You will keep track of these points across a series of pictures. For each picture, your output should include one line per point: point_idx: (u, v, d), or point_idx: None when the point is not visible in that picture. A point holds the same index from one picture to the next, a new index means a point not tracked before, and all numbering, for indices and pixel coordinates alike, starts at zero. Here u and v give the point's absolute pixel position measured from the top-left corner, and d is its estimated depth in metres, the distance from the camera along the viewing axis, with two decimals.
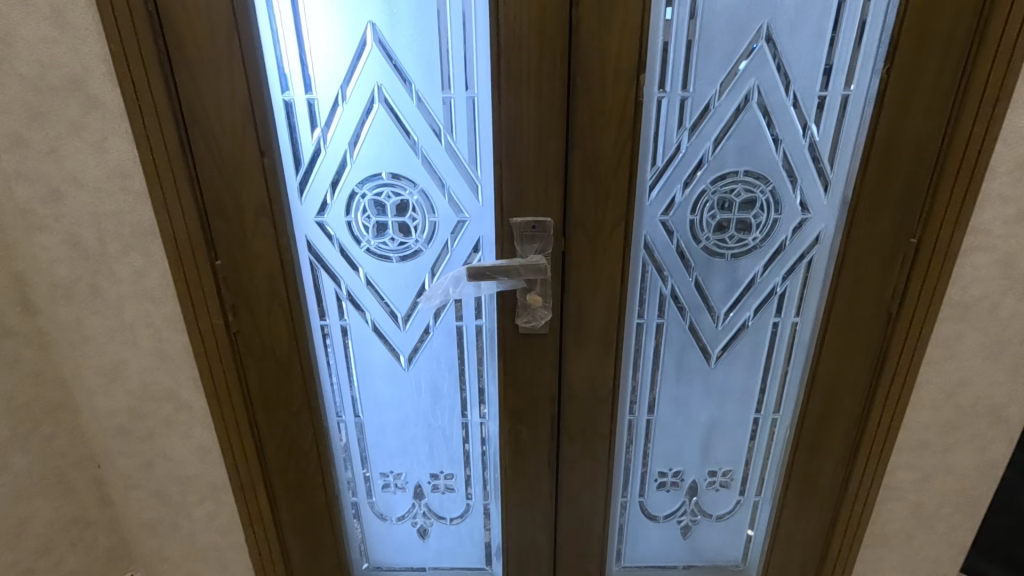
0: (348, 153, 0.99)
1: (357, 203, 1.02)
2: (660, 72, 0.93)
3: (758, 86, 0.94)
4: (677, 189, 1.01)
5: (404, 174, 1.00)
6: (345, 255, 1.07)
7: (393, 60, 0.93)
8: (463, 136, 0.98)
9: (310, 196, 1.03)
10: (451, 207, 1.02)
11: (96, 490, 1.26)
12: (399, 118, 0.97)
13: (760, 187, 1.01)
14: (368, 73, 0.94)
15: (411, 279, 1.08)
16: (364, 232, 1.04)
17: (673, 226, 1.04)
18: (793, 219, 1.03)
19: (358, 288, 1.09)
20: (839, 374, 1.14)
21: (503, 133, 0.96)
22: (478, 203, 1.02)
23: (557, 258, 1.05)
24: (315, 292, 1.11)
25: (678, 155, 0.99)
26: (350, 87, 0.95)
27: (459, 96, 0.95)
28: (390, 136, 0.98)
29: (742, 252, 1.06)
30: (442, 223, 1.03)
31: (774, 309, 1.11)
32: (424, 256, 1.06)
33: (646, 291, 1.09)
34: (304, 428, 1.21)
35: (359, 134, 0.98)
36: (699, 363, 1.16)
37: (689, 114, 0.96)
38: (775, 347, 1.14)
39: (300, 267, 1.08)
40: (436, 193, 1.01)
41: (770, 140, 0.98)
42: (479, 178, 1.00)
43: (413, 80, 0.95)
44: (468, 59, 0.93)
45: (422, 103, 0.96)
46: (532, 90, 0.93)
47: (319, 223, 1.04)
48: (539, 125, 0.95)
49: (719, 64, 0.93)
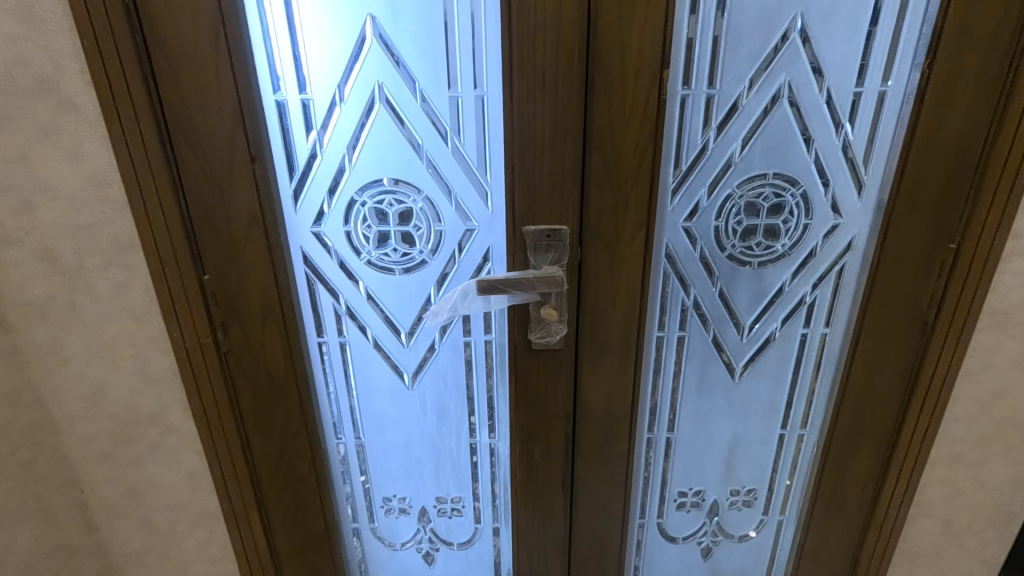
0: (345, 158, 0.91)
1: (356, 212, 0.95)
2: (685, 68, 0.86)
3: (790, 81, 0.87)
4: (702, 194, 0.94)
5: (407, 180, 0.92)
6: (344, 268, 0.99)
7: (395, 56, 0.86)
8: (471, 138, 0.90)
9: (305, 204, 0.95)
10: (458, 215, 0.94)
11: (81, 516, 1.17)
12: (402, 119, 0.89)
13: (790, 190, 0.94)
14: (367, 71, 0.86)
15: (416, 293, 1.00)
16: (364, 243, 0.97)
17: (697, 232, 0.97)
18: (824, 224, 0.97)
19: (358, 303, 1.01)
20: (871, 387, 1.08)
21: (514, 136, 0.88)
22: (488, 211, 0.94)
23: (573, 268, 0.97)
24: (312, 307, 1.03)
25: (702, 158, 0.92)
26: (348, 87, 0.87)
27: (467, 95, 0.88)
28: (391, 139, 0.90)
29: (770, 259, 0.99)
30: (448, 233, 0.96)
31: (803, 320, 1.04)
32: (430, 268, 0.98)
33: (667, 302, 1.02)
34: (301, 452, 1.13)
35: (358, 137, 0.90)
36: (722, 378, 1.09)
37: (715, 112, 0.89)
38: (803, 359, 1.08)
39: (295, 280, 1.00)
40: (442, 201, 0.93)
41: (801, 140, 0.91)
42: (489, 183, 0.93)
43: (417, 78, 0.87)
44: (476, 55, 0.86)
45: (426, 103, 0.88)
46: (546, 87, 0.86)
47: (315, 233, 0.97)
48: (553, 126, 0.88)
49: (748, 59, 0.86)
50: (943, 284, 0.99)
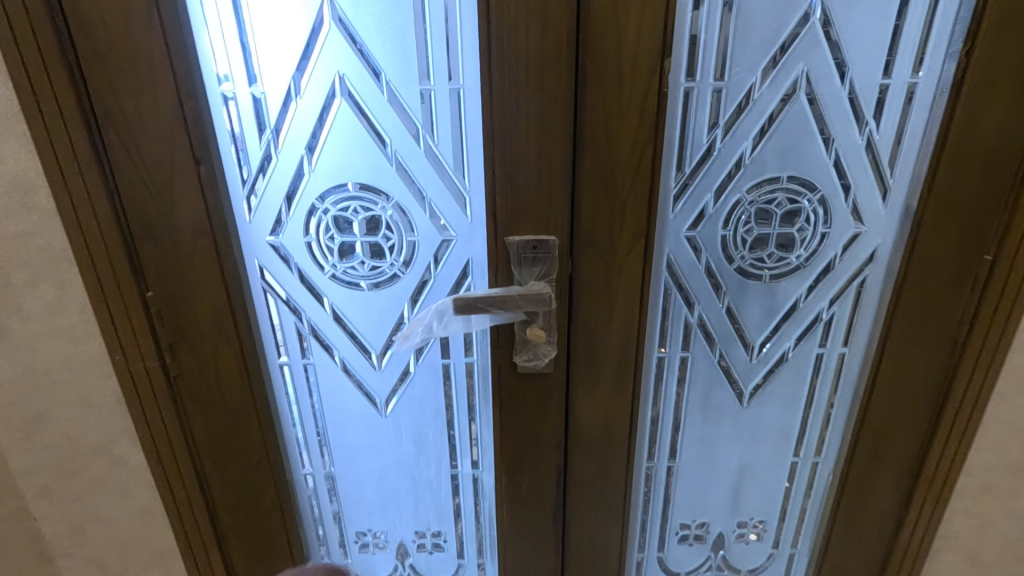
0: (304, 160, 0.80)
1: (319, 220, 0.84)
2: (689, 58, 0.76)
3: (807, 72, 0.77)
4: (708, 200, 0.84)
5: (375, 184, 0.82)
6: (306, 283, 0.88)
7: (357, 44, 0.75)
8: (447, 137, 0.79)
9: (259, 212, 0.84)
10: (433, 224, 0.84)
11: (34, 546, 1.04)
12: (367, 115, 0.78)
13: (806, 196, 0.84)
14: (326, 62, 0.76)
15: (388, 311, 0.90)
16: (328, 256, 0.86)
17: (702, 243, 0.86)
18: (844, 233, 0.86)
19: (323, 322, 0.91)
20: (893, 413, 0.98)
21: (495, 134, 0.78)
22: (466, 220, 0.84)
23: (563, 283, 0.87)
24: (272, 327, 0.92)
25: (708, 159, 0.81)
26: (305, 79, 0.76)
27: (441, 89, 0.77)
28: (355, 139, 0.79)
29: (783, 272, 0.89)
30: (422, 244, 0.85)
31: (818, 338, 0.94)
32: (402, 283, 0.88)
33: (668, 320, 0.92)
34: (264, 484, 1.02)
35: (318, 137, 0.79)
36: (729, 402, 0.99)
37: (723, 108, 0.78)
38: (818, 382, 0.97)
39: (253, 297, 0.90)
40: (415, 209, 0.83)
41: (819, 139, 0.81)
42: (467, 188, 0.82)
43: (384, 69, 0.76)
44: (450, 42, 0.75)
45: (395, 97, 0.77)
46: (529, 79, 0.75)
47: (273, 245, 0.86)
48: (539, 123, 0.77)
49: (760, 47, 0.76)
50: (976, 299, 0.88)
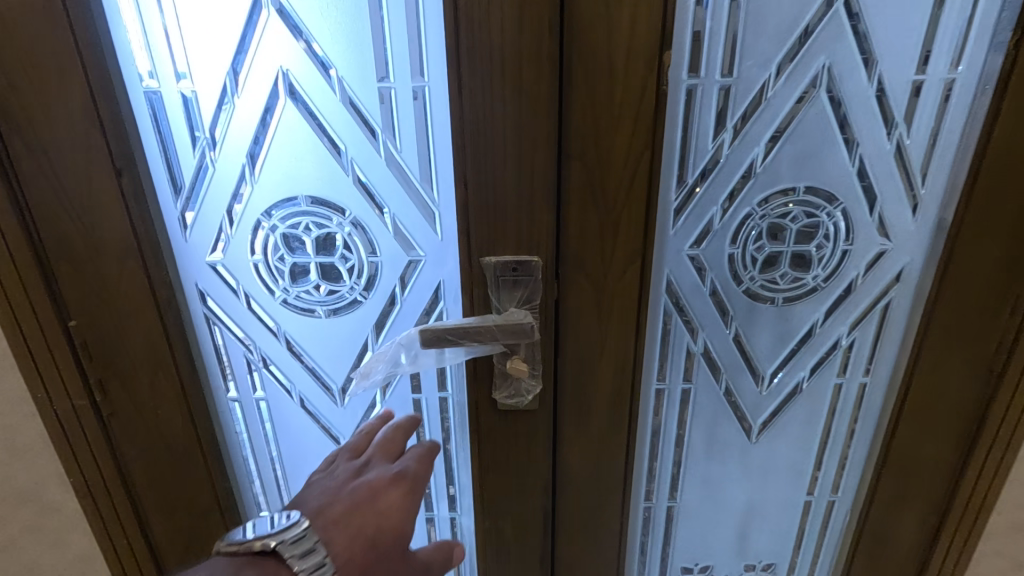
0: (246, 169, 0.69)
1: (266, 239, 0.73)
2: (693, 49, 0.65)
3: (830, 66, 0.66)
4: (712, 213, 0.73)
5: (329, 198, 0.71)
6: (254, 310, 0.77)
7: (303, 35, 0.64)
8: (411, 143, 0.68)
9: (197, 230, 0.73)
10: (398, 243, 0.73)
11: None
12: (317, 117, 0.67)
13: (825, 209, 0.73)
14: (266, 55, 0.64)
15: (349, 341, 0.79)
16: (278, 279, 0.75)
17: (706, 262, 0.76)
18: (867, 251, 0.76)
19: (276, 353, 0.80)
20: (919, 450, 0.87)
21: (466, 139, 0.67)
22: (436, 238, 0.73)
23: (549, 308, 0.76)
24: (219, 359, 0.81)
25: (714, 168, 0.71)
26: (243, 76, 0.65)
27: (403, 87, 0.66)
28: (304, 145, 0.68)
29: (798, 295, 0.78)
30: (386, 266, 0.74)
31: (837, 367, 0.83)
32: (364, 309, 0.77)
33: (668, 349, 0.81)
34: (216, 532, 0.91)
35: (260, 143, 0.68)
36: (736, 438, 0.88)
37: (731, 108, 0.68)
38: (836, 415, 0.87)
39: (195, 325, 0.78)
40: (377, 225, 0.72)
41: (841, 143, 0.70)
42: (436, 202, 0.71)
43: (335, 63, 0.65)
44: (412, 32, 0.64)
45: (349, 97, 0.66)
46: (506, 75, 0.64)
47: (214, 267, 0.75)
48: (518, 126, 0.66)
49: (776, 37, 0.65)
50: (1017, 325, 0.76)
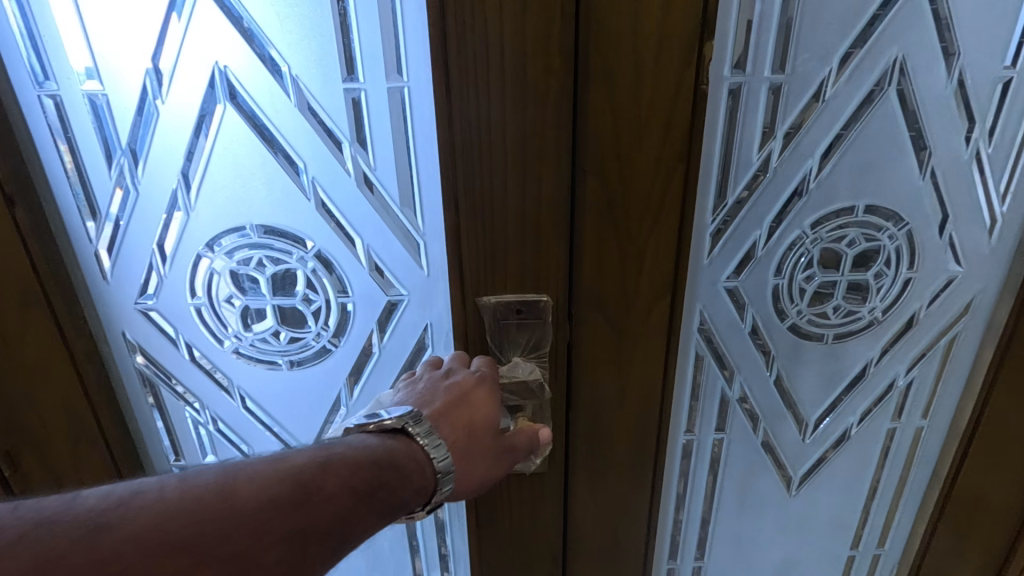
0: (179, 193, 0.55)
1: (210, 277, 0.59)
2: (738, 41, 0.52)
3: (902, 60, 0.54)
4: (755, 238, 0.61)
5: (286, 226, 0.57)
6: (199, 364, 0.63)
7: (243, 22, 0.50)
8: (387, 158, 0.54)
9: (120, 269, 0.58)
10: (374, 280, 0.59)
11: None
12: (267, 127, 0.53)
13: (887, 231, 0.61)
14: (197, 48, 0.50)
15: (318, 396, 0.65)
16: (227, 325, 0.61)
17: (746, 294, 0.64)
18: (934, 278, 0.64)
19: (229, 413, 0.65)
20: (984, 506, 0.75)
21: (457, 154, 0.53)
22: (421, 273, 0.59)
23: (559, 354, 0.63)
24: (159, 420, 0.66)
25: (758, 184, 0.58)
26: (168, 75, 0.51)
27: (375, 88, 0.52)
28: (251, 161, 0.54)
29: (851, 330, 0.66)
30: (360, 307, 0.60)
31: (891, 411, 0.72)
32: (335, 360, 0.63)
33: (699, 395, 0.69)
34: None
35: (195, 161, 0.54)
36: (774, 491, 0.76)
37: (782, 112, 0.55)
38: (888, 464, 0.75)
39: (126, 381, 0.64)
40: (347, 260, 0.58)
41: (911, 153, 0.58)
42: (420, 231, 0.57)
43: (287, 58, 0.51)
44: (384, 18, 0.50)
45: (306, 101, 0.52)
46: (505, 73, 0.51)
47: (144, 313, 0.60)
48: (522, 136, 0.53)
49: (840, 25, 0.53)
50: None
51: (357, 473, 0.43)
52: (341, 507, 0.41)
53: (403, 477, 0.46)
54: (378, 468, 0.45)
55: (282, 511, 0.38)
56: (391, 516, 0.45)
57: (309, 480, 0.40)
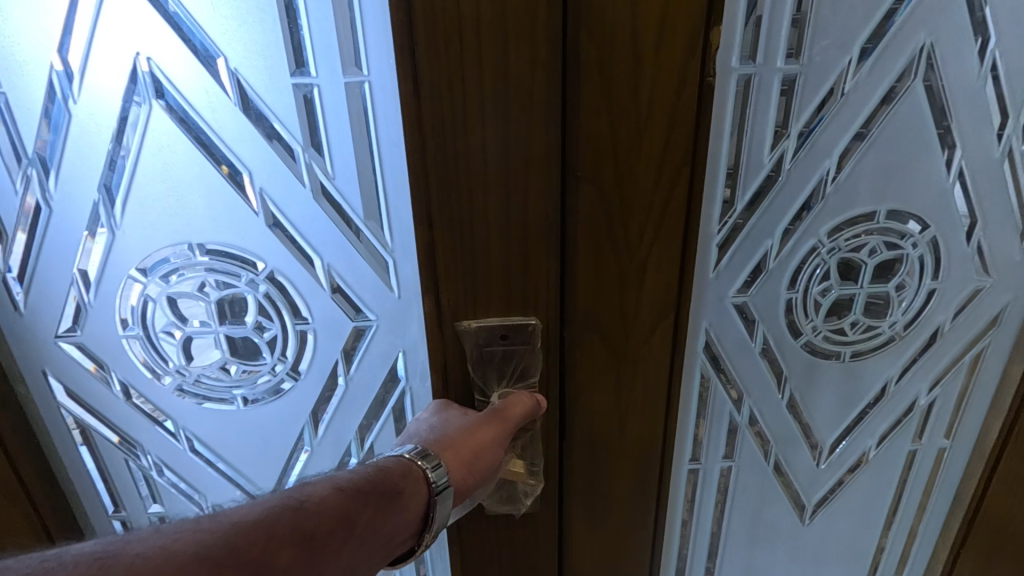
0: (99, 207, 0.50)
1: (149, 306, 0.54)
2: (748, 28, 0.46)
3: (931, 47, 0.48)
4: (766, 249, 0.55)
5: (233, 244, 0.52)
6: (137, 404, 0.59)
7: (169, 9, 0.44)
8: (346, 165, 0.48)
9: (40, 283, 0.53)
10: (336, 304, 0.54)
11: None
12: (207, 135, 0.48)
13: (911, 238, 0.55)
14: (114, 46, 0.45)
15: (272, 437, 0.60)
16: (169, 358, 0.56)
17: (756, 311, 0.57)
18: (960, 289, 0.58)
19: (171, 456, 0.61)
20: (1008, 531, 0.70)
21: (428, 158, 0.46)
22: (394, 298, 0.53)
23: (549, 382, 0.57)
24: (93, 466, 0.63)
25: (771, 188, 0.52)
26: (81, 73, 0.46)
27: (327, 87, 0.46)
28: (190, 169, 0.49)
29: (870, 348, 0.60)
30: (323, 335, 0.55)
31: (912, 432, 0.66)
32: (289, 393, 0.58)
33: (705, 421, 0.62)
34: None
35: (118, 172, 0.49)
36: (785, 521, 0.70)
37: (797, 106, 0.49)
38: (908, 489, 0.69)
39: (50, 425, 0.61)
40: (305, 282, 0.53)
41: (939, 153, 0.52)
42: (389, 248, 0.51)
43: (227, 50, 0.45)
44: (337, 4, 0.44)
45: (248, 103, 0.47)
46: (482, 64, 0.43)
47: (67, 347, 0.56)
48: (505, 137, 0.46)
49: (863, 8, 0.46)
50: None
51: (336, 482, 0.45)
52: (333, 506, 0.43)
53: (382, 470, 0.48)
54: (352, 474, 0.47)
55: (280, 518, 0.41)
56: (393, 500, 0.47)
57: (290, 500, 0.42)
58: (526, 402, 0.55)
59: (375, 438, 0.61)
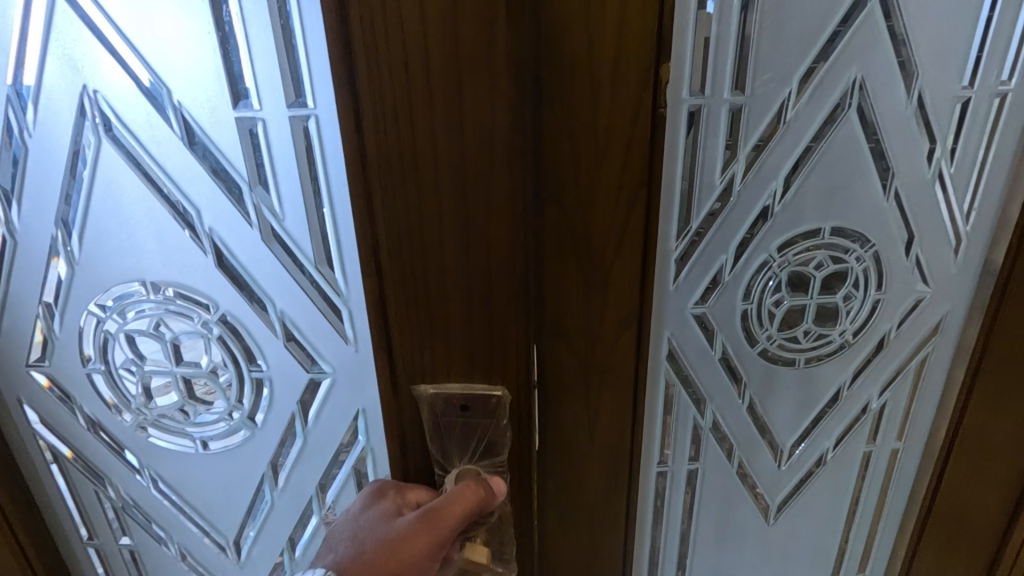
0: (58, 239, 0.58)
1: (111, 343, 0.62)
2: (694, 63, 0.51)
3: (862, 80, 0.53)
4: (721, 263, 0.59)
5: (195, 289, 0.58)
6: (100, 435, 0.68)
7: (117, 54, 0.49)
8: (288, 201, 0.53)
9: (15, 299, 0.61)
10: (288, 352, 0.59)
11: None
12: (159, 179, 0.54)
13: (855, 253, 0.60)
14: (73, 89, 0.52)
15: (236, 465, 0.67)
16: (132, 393, 0.64)
17: (715, 321, 0.61)
18: (902, 300, 0.63)
19: (135, 493, 0.71)
20: (961, 528, 0.74)
21: (397, 210, 0.49)
22: (346, 349, 0.58)
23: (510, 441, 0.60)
24: (67, 489, 0.73)
25: (723, 207, 0.56)
26: (31, 103, 0.53)
27: (282, 143, 0.51)
28: (159, 223, 0.55)
29: (823, 354, 0.65)
30: (277, 374, 0.61)
31: (866, 435, 0.70)
32: (239, 431, 0.64)
33: (671, 426, 0.66)
34: None
35: (73, 207, 0.56)
36: (751, 521, 0.74)
37: (744, 133, 0.54)
38: (865, 488, 0.73)
39: (28, 452, 0.70)
40: (259, 330, 0.59)
41: (876, 175, 0.57)
42: (340, 293, 0.56)
43: (170, 88, 0.50)
44: (280, 43, 0.48)
45: (208, 158, 0.52)
46: (437, 118, 0.46)
47: (40, 375, 0.65)
48: (463, 188, 0.48)
49: (798, 45, 0.51)
50: None
51: None
52: None
53: None
54: None
55: None
56: None
57: None
58: (467, 498, 0.55)
59: (334, 497, 0.67)
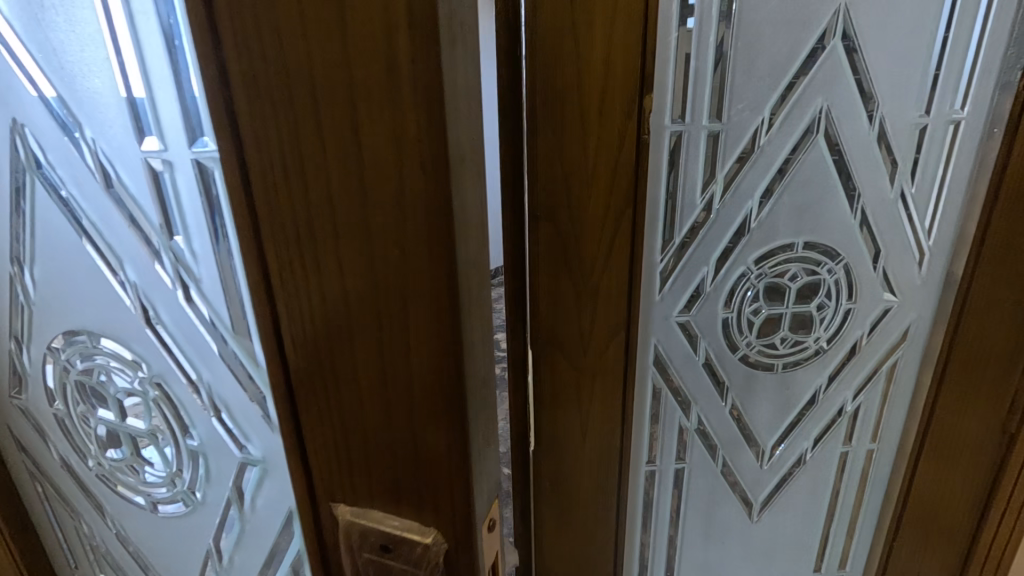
0: None
1: (23, 406, 0.55)
2: (674, 94, 0.56)
3: (826, 110, 0.58)
4: (703, 276, 0.64)
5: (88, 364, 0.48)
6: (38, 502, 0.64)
7: None
8: (149, 249, 0.39)
9: None
10: (186, 445, 0.47)
11: None
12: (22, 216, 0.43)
13: (826, 266, 0.65)
14: None
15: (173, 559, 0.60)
16: (55, 470, 0.59)
17: (698, 329, 0.66)
18: (871, 309, 0.68)
19: (114, 549, 0.61)
20: (934, 534, 0.76)
21: (288, 427, 0.31)
22: (274, 438, 0.40)
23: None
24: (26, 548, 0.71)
25: (703, 224, 0.61)
26: None
27: (136, 170, 0.36)
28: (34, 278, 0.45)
29: (799, 360, 0.69)
30: (180, 468, 0.48)
31: (842, 436, 0.74)
32: (155, 526, 0.55)
33: (659, 427, 0.71)
34: None
35: None
36: (735, 518, 0.78)
37: (721, 157, 0.59)
38: (843, 486, 0.78)
39: None
40: (159, 419, 0.47)
41: (843, 194, 0.62)
42: (261, 368, 0.38)
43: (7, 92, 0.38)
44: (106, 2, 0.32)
45: (66, 196, 0.40)
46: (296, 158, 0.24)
47: None
48: (383, 411, 0.28)
49: (767, 78, 0.57)
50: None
51: None
52: None
53: None
54: None
55: None
56: None
57: None
58: None
59: None
